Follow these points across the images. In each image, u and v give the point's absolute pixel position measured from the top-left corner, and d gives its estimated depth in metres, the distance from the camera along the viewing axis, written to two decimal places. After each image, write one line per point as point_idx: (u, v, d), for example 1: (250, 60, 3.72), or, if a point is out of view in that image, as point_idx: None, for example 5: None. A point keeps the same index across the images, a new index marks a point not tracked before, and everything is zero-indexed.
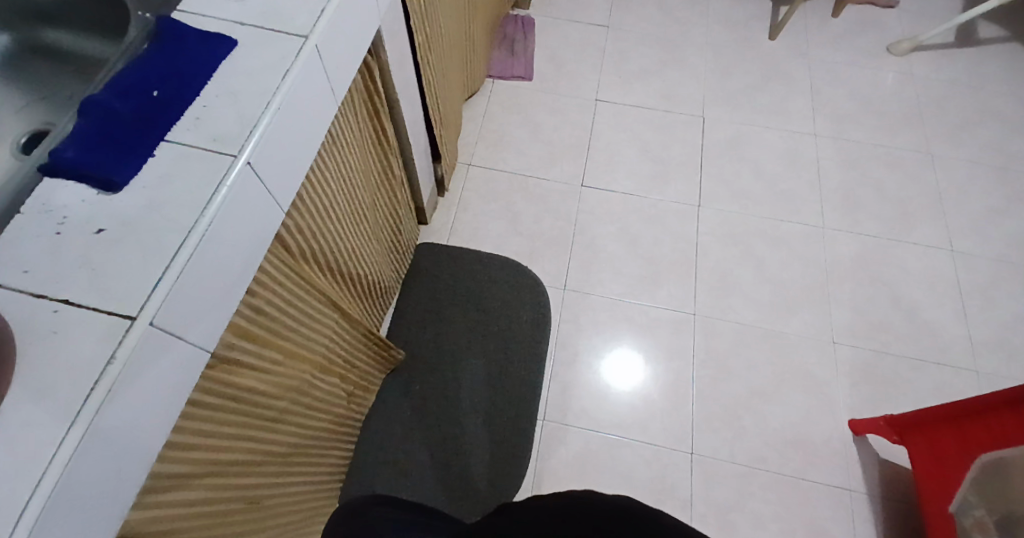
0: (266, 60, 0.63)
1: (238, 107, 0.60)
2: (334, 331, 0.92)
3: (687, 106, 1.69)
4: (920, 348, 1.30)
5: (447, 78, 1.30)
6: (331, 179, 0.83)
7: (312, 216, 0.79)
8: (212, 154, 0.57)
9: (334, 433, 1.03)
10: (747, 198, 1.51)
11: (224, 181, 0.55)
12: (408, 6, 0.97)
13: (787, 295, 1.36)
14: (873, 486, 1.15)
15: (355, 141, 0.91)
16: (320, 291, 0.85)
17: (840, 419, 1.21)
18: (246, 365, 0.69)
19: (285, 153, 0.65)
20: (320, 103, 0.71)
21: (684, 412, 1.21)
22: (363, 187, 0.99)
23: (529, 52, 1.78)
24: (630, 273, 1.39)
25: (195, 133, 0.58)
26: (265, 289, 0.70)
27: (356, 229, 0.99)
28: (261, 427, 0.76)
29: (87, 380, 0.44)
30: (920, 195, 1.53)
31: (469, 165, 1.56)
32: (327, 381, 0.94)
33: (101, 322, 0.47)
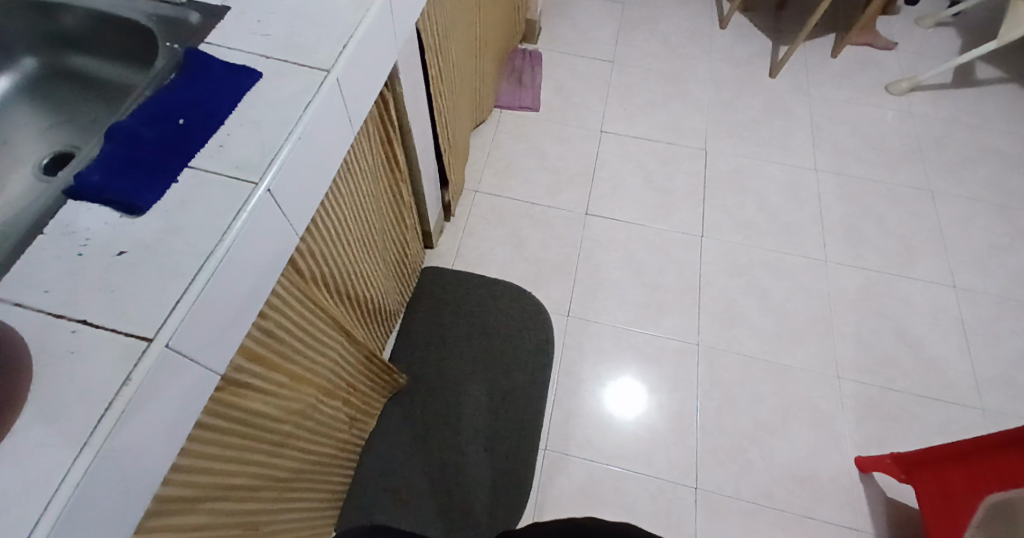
0: (288, 91, 0.66)
1: (260, 137, 0.62)
2: (340, 354, 0.93)
3: (690, 139, 1.72)
4: (926, 384, 1.29)
5: (458, 108, 1.34)
6: (344, 205, 0.85)
7: (325, 241, 0.81)
8: (233, 180, 0.58)
9: (335, 457, 1.02)
10: (750, 230, 1.53)
11: (244, 208, 0.57)
12: (423, 40, 1.01)
13: (791, 327, 1.36)
14: (880, 525, 1.13)
15: (368, 168, 0.93)
16: (329, 315, 0.85)
17: (846, 454, 1.20)
18: (254, 387, 0.69)
19: (304, 181, 0.67)
20: (338, 133, 0.73)
21: (688, 444, 1.20)
22: (374, 213, 1.01)
23: (536, 83, 1.82)
24: (635, 302, 1.40)
25: (218, 160, 0.60)
26: (276, 313, 0.70)
27: (365, 253, 1.00)
28: (264, 451, 0.75)
29: (100, 403, 0.45)
30: (921, 230, 1.55)
31: (476, 192, 1.58)
32: (331, 405, 0.94)
33: (119, 343, 0.48)
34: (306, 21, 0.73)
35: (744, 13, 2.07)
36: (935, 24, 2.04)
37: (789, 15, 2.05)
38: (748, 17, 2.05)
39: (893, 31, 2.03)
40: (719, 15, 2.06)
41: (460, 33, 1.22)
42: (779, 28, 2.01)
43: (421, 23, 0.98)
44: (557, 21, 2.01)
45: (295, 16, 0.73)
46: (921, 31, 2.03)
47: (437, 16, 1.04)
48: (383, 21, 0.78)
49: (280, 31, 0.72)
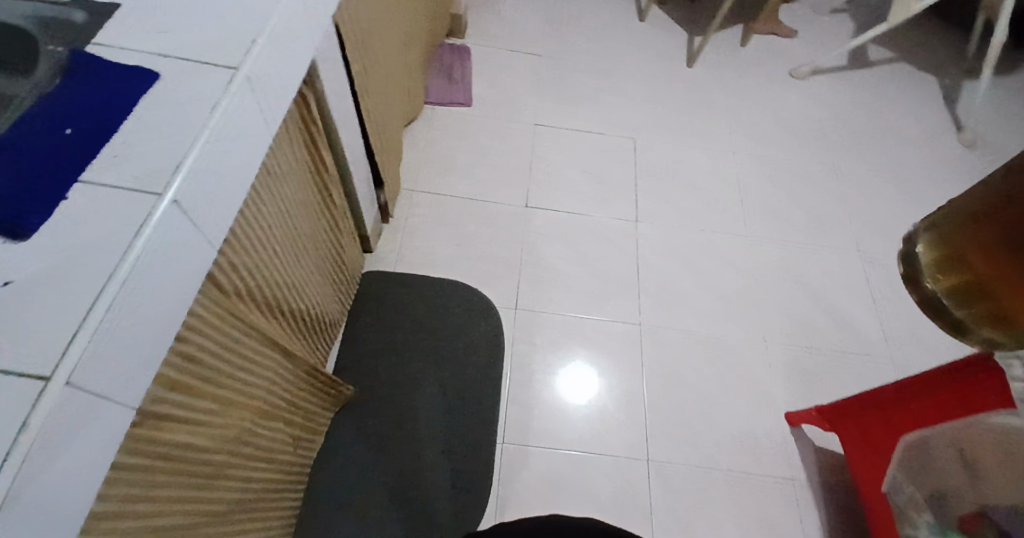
0: (192, 91, 0.61)
1: (161, 141, 0.57)
2: (275, 373, 0.88)
3: (621, 129, 1.77)
4: (847, 343, 1.40)
5: (386, 106, 1.31)
6: (265, 213, 0.80)
7: (246, 253, 0.76)
8: (133, 193, 0.53)
9: (281, 480, 0.97)
10: (683, 213, 1.59)
11: (147, 222, 0.51)
12: (342, 34, 0.97)
13: (725, 302, 1.44)
14: (812, 474, 1.21)
15: (290, 173, 0.88)
16: (257, 332, 0.81)
17: (778, 414, 1.28)
18: (177, 419, 0.64)
19: (217, 187, 0.62)
20: (253, 135, 0.69)
21: (640, 422, 1.24)
22: (301, 221, 0.96)
23: (466, 78, 1.81)
24: (581, 291, 1.42)
25: (114, 172, 0.54)
26: (196, 336, 0.65)
27: (294, 263, 0.96)
28: (197, 486, 0.70)
29: None
30: (833, 203, 1.67)
31: (412, 192, 1.56)
32: (270, 427, 0.89)
33: (10, 386, 0.41)
34: (207, 17, 0.68)
35: (661, 5, 2.15)
36: (831, 12, 2.21)
37: (702, 6, 2.15)
38: (665, 10, 2.13)
39: (796, 19, 2.17)
40: (638, 8, 2.13)
41: (382, 28, 1.19)
42: (694, 20, 2.11)
43: (339, 17, 0.94)
44: (483, 17, 2.01)
45: (195, 13, 0.69)
46: (820, 19, 2.19)
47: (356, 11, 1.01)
48: (295, 15, 0.75)
49: (178, 28, 0.67)
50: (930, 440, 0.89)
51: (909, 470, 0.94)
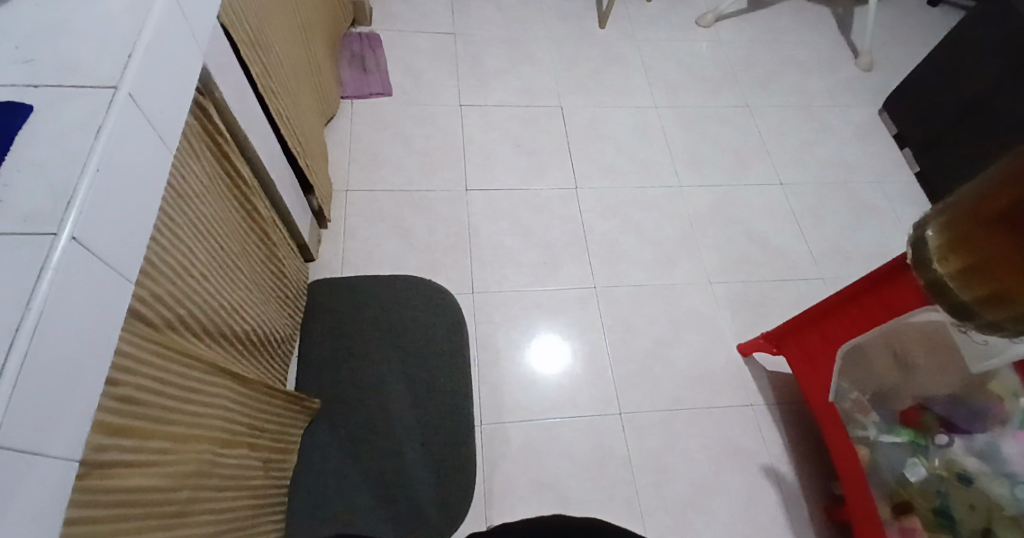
0: (74, 119, 0.58)
1: (47, 178, 0.54)
2: (228, 398, 0.85)
3: (544, 98, 1.79)
4: (781, 270, 1.51)
5: (297, 107, 1.27)
6: (180, 236, 0.77)
7: (167, 281, 0.73)
8: (26, 237, 0.50)
9: (258, 505, 0.95)
10: (615, 171, 1.65)
11: (47, 263, 0.48)
12: (233, 37, 0.93)
13: (666, 250, 1.51)
14: (767, 395, 1.30)
15: (202, 191, 0.84)
16: (198, 360, 0.78)
17: (730, 346, 1.37)
18: (129, 462, 0.61)
19: (122, 215, 0.60)
20: (151, 157, 0.66)
21: (605, 377, 1.29)
22: (225, 238, 0.92)
23: (381, 67, 1.78)
24: (531, 263, 1.45)
25: (2, 217, 0.51)
26: (131, 374, 0.63)
27: (226, 283, 0.92)
28: (165, 526, 0.68)
29: None
30: (750, 141, 1.77)
31: (346, 192, 1.54)
32: (237, 453, 0.87)
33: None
34: (77, 40, 0.65)
35: None
36: None
37: None
38: None
39: None
40: None
41: (277, 26, 1.15)
42: None
43: (226, 22, 0.90)
44: (388, 2, 1.96)
45: (62, 38, 0.65)
46: None
47: (244, 12, 0.97)
48: (171, 23, 0.71)
49: (46, 55, 0.63)
50: (861, 345, 0.96)
51: (852, 376, 1.01)
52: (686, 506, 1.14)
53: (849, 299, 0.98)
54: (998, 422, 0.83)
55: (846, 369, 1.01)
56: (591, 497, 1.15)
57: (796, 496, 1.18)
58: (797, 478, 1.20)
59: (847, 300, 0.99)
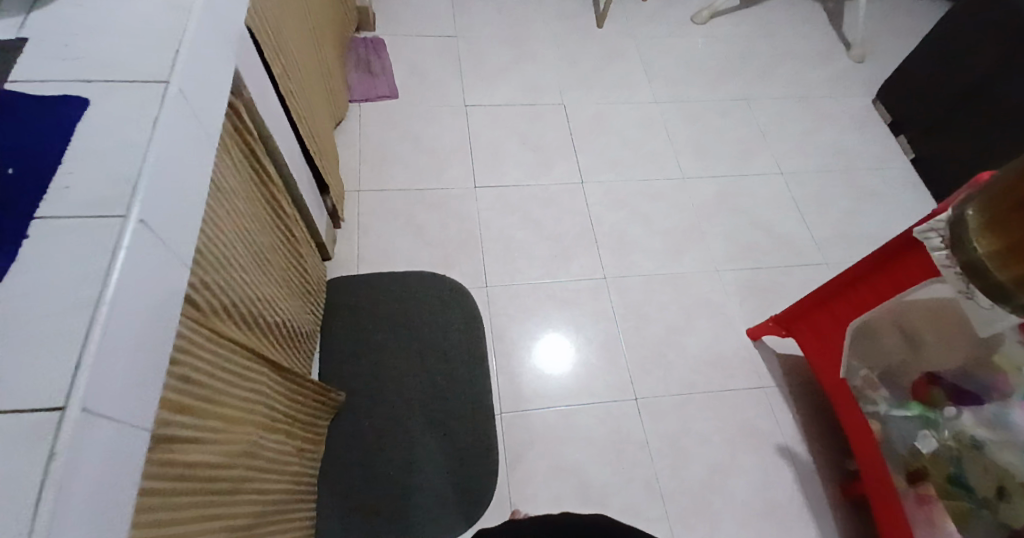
0: (127, 113, 0.61)
1: (109, 166, 0.56)
2: (267, 384, 0.88)
3: (548, 95, 1.83)
4: (785, 256, 1.55)
5: (312, 108, 1.30)
6: (222, 226, 0.79)
7: (213, 269, 0.75)
8: (96, 219, 0.53)
9: (293, 492, 0.97)
10: (620, 165, 1.69)
11: (120, 244, 0.52)
12: (258, 39, 0.96)
13: (673, 240, 1.55)
14: (778, 377, 1.35)
15: (237, 184, 0.87)
16: (241, 346, 0.80)
17: (739, 331, 1.41)
18: (191, 438, 0.64)
19: (177, 203, 0.62)
20: (197, 148, 0.69)
21: (620, 364, 1.33)
22: (257, 231, 0.95)
23: (386, 70, 1.81)
24: (542, 256, 1.49)
25: (70, 202, 0.54)
26: (189, 355, 0.65)
27: (259, 275, 0.95)
28: (221, 502, 0.70)
29: (28, 491, 0.39)
30: (750, 132, 1.82)
31: (359, 191, 1.56)
32: (275, 439, 0.89)
33: (29, 422, 0.42)
34: (122, 38, 0.68)
35: None
36: None
37: None
38: None
39: None
40: None
41: (292, 29, 1.18)
42: None
43: (252, 24, 0.93)
44: (390, 5, 1.99)
45: (107, 36, 0.67)
46: None
47: (266, 15, 1.00)
48: (209, 21, 0.74)
49: (94, 52, 0.65)
50: (870, 322, 1.02)
51: (860, 353, 1.06)
52: (705, 486, 1.18)
53: (859, 277, 1.03)
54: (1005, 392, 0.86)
55: (857, 346, 1.06)
56: (612, 480, 1.18)
57: (810, 473, 1.22)
58: (810, 456, 1.24)
59: (857, 278, 1.04)
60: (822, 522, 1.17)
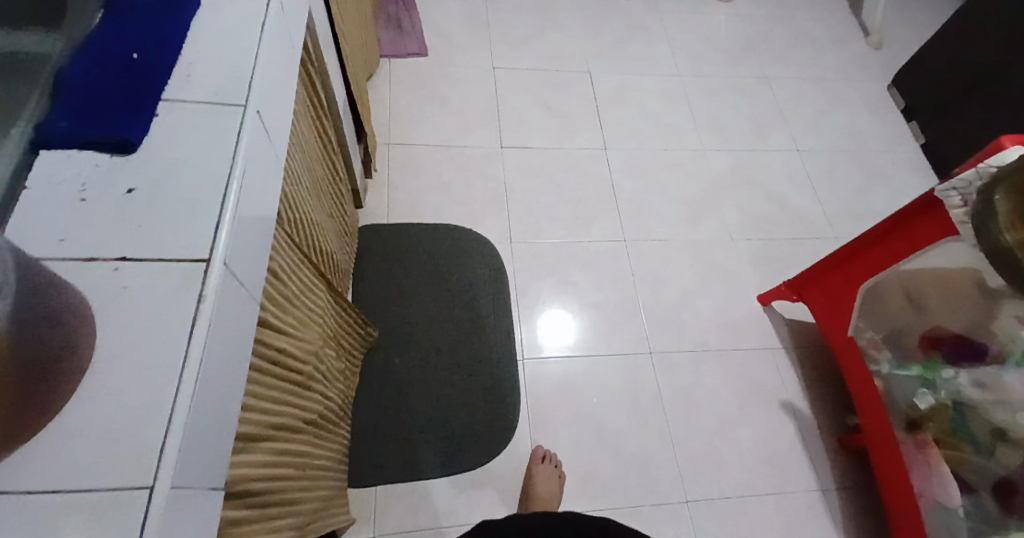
0: (229, 29, 0.66)
1: (225, 65, 0.63)
2: (325, 303, 0.95)
3: (573, 64, 1.87)
4: (797, 230, 1.63)
5: (355, 55, 1.34)
6: (298, 148, 0.85)
7: (292, 185, 0.82)
8: (219, 107, 0.60)
9: (337, 409, 1.05)
10: (642, 136, 1.74)
11: (241, 128, 0.59)
12: None
13: (690, 210, 1.62)
14: (785, 341, 1.44)
15: (308, 113, 0.92)
16: (309, 261, 0.87)
17: (750, 298, 1.49)
18: (278, 328, 0.71)
19: (276, 106, 0.69)
20: (288, 61, 0.74)
21: (637, 321, 1.41)
22: (319, 162, 1.00)
23: (416, 28, 1.84)
24: (565, 217, 1.55)
25: (192, 91, 0.60)
26: (277, 256, 0.72)
27: (319, 203, 1.01)
28: (295, 393, 0.78)
29: (184, 322, 0.47)
30: (767, 112, 1.88)
31: (388, 145, 1.60)
32: (328, 354, 0.97)
33: (180, 269, 0.49)
34: None
35: None
36: None
37: None
38: None
39: None
40: None
41: None
42: None
43: None
44: None
45: None
46: None
47: None
48: None
49: None
50: (877, 285, 1.13)
51: (865, 313, 1.17)
52: (713, 434, 1.28)
53: (872, 241, 1.14)
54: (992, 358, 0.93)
55: (864, 307, 1.18)
56: (627, 424, 1.27)
57: (810, 428, 1.32)
58: (810, 413, 1.34)
59: (871, 243, 1.14)
60: (818, 471, 1.27)
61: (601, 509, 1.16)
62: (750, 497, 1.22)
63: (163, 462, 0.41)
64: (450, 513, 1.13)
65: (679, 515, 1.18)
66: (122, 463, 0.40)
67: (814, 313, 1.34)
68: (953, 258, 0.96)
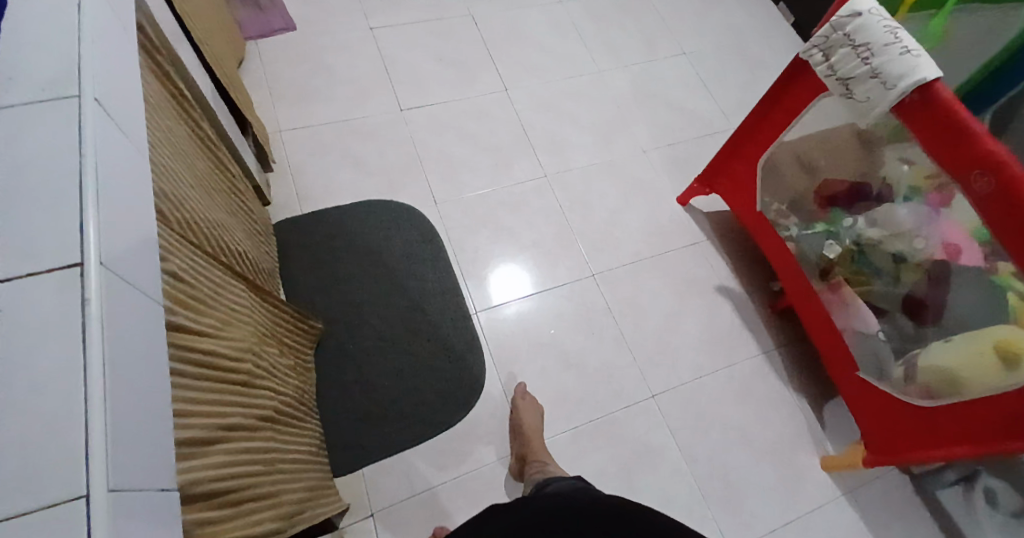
0: (53, 25, 0.60)
1: (52, 61, 0.58)
2: (248, 301, 0.91)
3: (455, 10, 1.82)
4: (699, 129, 1.73)
5: (213, 40, 1.23)
6: (168, 145, 0.79)
7: (172, 184, 0.77)
8: (54, 101, 0.55)
9: (297, 405, 1.03)
10: (539, 69, 1.75)
11: (83, 117, 0.55)
12: None
13: (600, 132, 1.67)
14: (708, 233, 1.55)
15: (171, 107, 0.85)
16: (215, 260, 0.83)
17: (670, 202, 1.58)
18: (197, 331, 0.68)
19: (121, 95, 0.64)
20: (122, 45, 0.68)
21: (575, 248, 1.46)
22: (200, 159, 0.94)
23: (277, 2, 1.71)
24: (485, 166, 1.55)
25: (20, 90, 0.55)
26: (172, 258, 0.68)
27: (212, 201, 0.95)
28: (239, 393, 0.76)
29: (74, 329, 0.45)
30: (649, 23, 1.93)
31: (281, 132, 1.51)
32: (267, 351, 0.94)
33: (52, 279, 0.47)
34: None
35: None
36: None
37: None
38: None
39: None
40: None
41: None
42: None
43: None
44: None
45: None
46: None
47: None
48: None
49: None
50: (772, 157, 1.27)
51: (768, 186, 1.31)
52: (663, 331, 1.38)
53: (758, 117, 1.24)
54: (886, 201, 1.07)
55: (766, 179, 1.31)
56: (587, 344, 1.34)
57: (745, 304, 1.46)
58: (743, 291, 1.47)
59: (757, 119, 1.25)
60: (759, 339, 1.41)
61: (580, 424, 1.24)
62: (705, 375, 1.34)
63: (92, 468, 0.41)
64: (439, 471, 1.16)
65: (650, 409, 1.28)
66: (50, 478, 0.40)
67: (726, 199, 1.46)
68: (830, 118, 1.11)
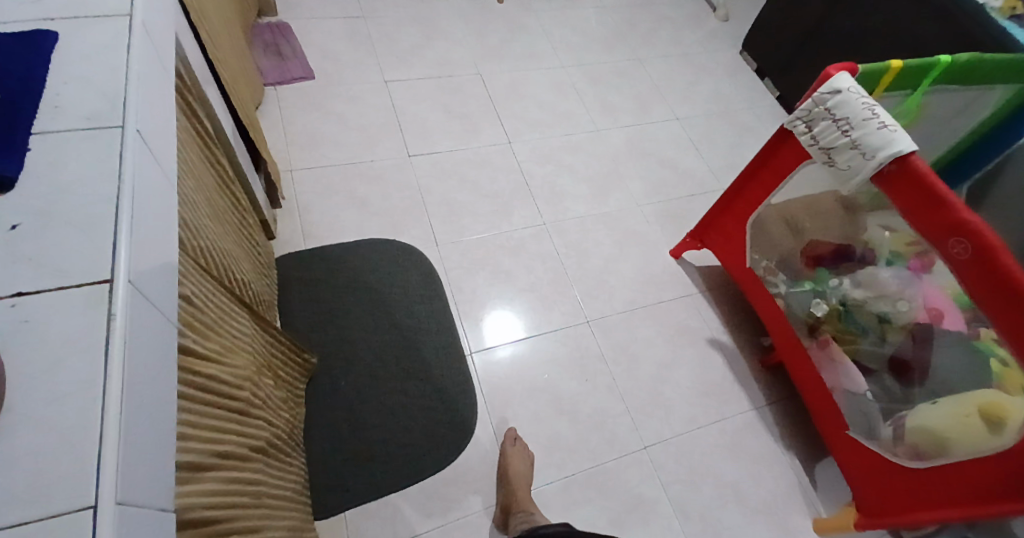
0: (105, 61, 0.65)
1: (99, 92, 0.62)
2: (250, 331, 0.92)
3: (464, 68, 1.93)
4: (691, 187, 1.81)
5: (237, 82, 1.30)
6: (191, 177, 0.83)
7: (191, 213, 0.80)
8: (95, 130, 0.59)
9: (286, 440, 1.02)
10: (541, 124, 1.85)
11: (123, 147, 0.59)
12: (189, 12, 0.97)
13: (597, 185, 1.74)
14: (700, 287, 1.59)
15: (196, 142, 0.90)
16: (224, 288, 0.85)
17: (664, 255, 1.63)
18: (203, 356, 0.70)
19: (158, 127, 0.68)
20: (162, 82, 0.73)
21: (570, 294, 1.50)
22: (217, 191, 0.98)
23: (298, 52, 1.81)
24: (486, 212, 1.60)
25: (64, 119, 0.60)
26: (187, 283, 0.71)
27: (224, 231, 0.98)
28: (235, 421, 0.76)
29: (97, 342, 0.47)
30: (645, 89, 2.06)
31: (291, 171, 1.57)
32: (263, 383, 0.94)
33: (80, 294, 0.49)
34: None
35: None
36: None
37: None
38: None
39: None
40: None
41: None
42: None
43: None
44: None
45: None
46: None
47: None
48: None
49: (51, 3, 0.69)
50: (762, 216, 1.33)
51: (757, 244, 1.37)
52: (654, 380, 1.39)
53: (748, 178, 1.31)
54: (869, 263, 1.13)
55: (755, 237, 1.37)
56: (580, 389, 1.34)
57: (736, 358, 1.48)
58: (733, 345, 1.50)
59: (747, 180, 1.32)
60: (750, 393, 1.43)
61: (571, 473, 1.22)
62: (697, 428, 1.34)
63: (103, 479, 0.42)
64: (426, 517, 1.14)
65: (641, 460, 1.27)
66: (62, 487, 0.41)
67: (717, 254, 1.51)
68: (817, 182, 1.17)
